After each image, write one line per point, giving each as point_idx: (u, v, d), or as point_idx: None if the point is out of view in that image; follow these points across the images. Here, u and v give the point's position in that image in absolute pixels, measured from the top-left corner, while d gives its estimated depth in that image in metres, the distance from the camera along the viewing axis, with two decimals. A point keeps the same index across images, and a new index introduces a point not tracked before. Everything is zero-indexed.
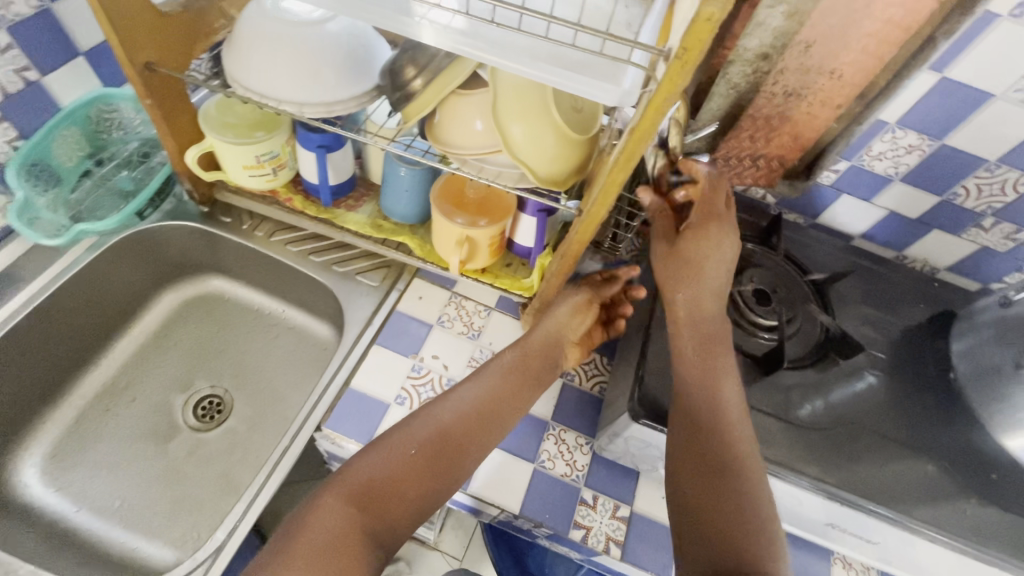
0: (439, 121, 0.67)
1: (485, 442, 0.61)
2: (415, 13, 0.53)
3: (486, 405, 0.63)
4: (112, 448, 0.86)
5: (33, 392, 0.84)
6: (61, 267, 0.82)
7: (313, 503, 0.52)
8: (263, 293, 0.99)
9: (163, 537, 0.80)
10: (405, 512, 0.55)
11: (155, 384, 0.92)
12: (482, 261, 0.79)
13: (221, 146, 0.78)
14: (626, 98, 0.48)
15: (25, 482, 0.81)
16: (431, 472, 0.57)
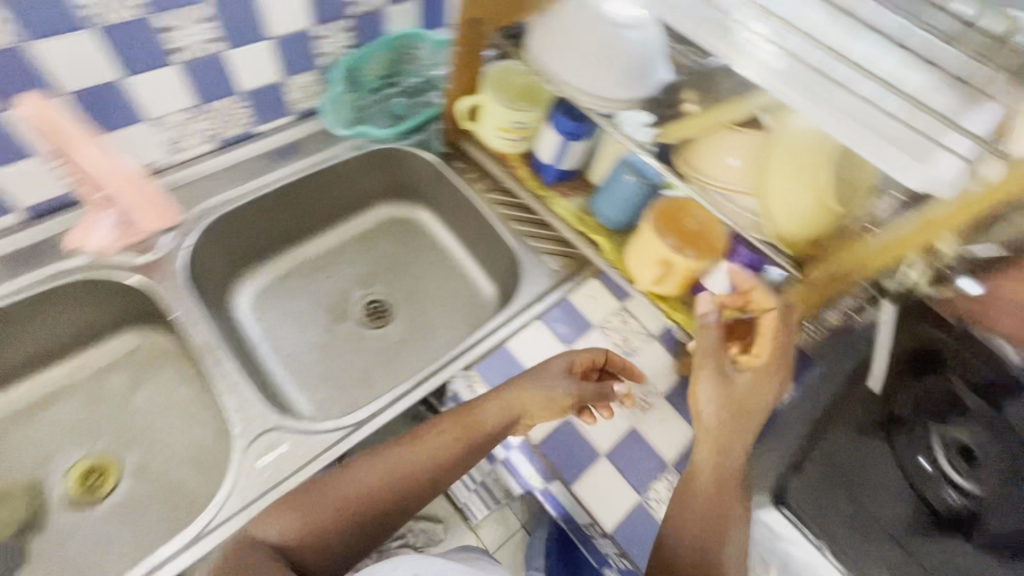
0: (698, 144, 0.69)
1: (449, 472, 0.71)
2: (743, 42, 0.56)
3: (457, 443, 0.70)
4: (300, 305, 1.02)
5: (272, 239, 1.03)
6: (331, 154, 1.01)
7: (315, 483, 0.69)
8: (454, 239, 1.10)
9: (307, 393, 0.93)
10: (382, 511, 0.68)
11: (343, 276, 1.07)
12: (669, 287, 0.81)
13: (490, 103, 0.89)
14: (931, 185, 0.48)
15: (240, 300, 1.01)
16: (398, 486, 0.69)
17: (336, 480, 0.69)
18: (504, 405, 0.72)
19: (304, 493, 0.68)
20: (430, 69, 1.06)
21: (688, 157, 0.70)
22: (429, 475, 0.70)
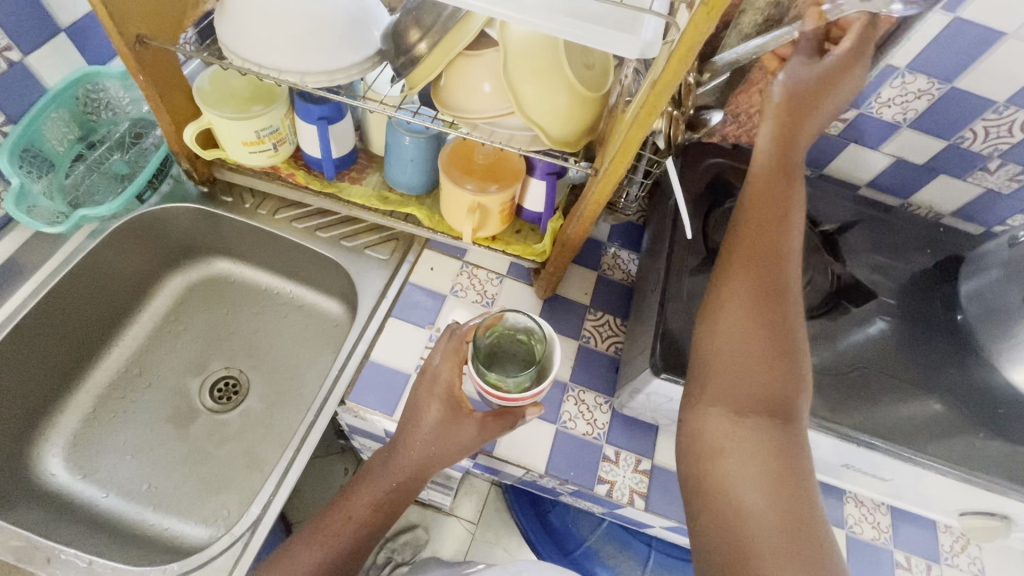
0: (445, 84, 0.65)
1: None
2: None
3: (393, 496, 0.63)
4: (129, 436, 0.85)
5: (60, 361, 0.83)
6: (62, 257, 0.80)
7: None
8: (267, 272, 0.98)
9: (194, 515, 0.80)
10: (759, 431, 0.48)
11: (168, 368, 0.92)
12: (266, 163, 0.82)
13: (220, 122, 0.75)
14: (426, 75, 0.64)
15: (52, 471, 0.80)
16: (791, 443, 0.48)
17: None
18: (427, 447, 0.63)
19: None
20: (136, 108, 0.87)
21: (443, 104, 0.66)
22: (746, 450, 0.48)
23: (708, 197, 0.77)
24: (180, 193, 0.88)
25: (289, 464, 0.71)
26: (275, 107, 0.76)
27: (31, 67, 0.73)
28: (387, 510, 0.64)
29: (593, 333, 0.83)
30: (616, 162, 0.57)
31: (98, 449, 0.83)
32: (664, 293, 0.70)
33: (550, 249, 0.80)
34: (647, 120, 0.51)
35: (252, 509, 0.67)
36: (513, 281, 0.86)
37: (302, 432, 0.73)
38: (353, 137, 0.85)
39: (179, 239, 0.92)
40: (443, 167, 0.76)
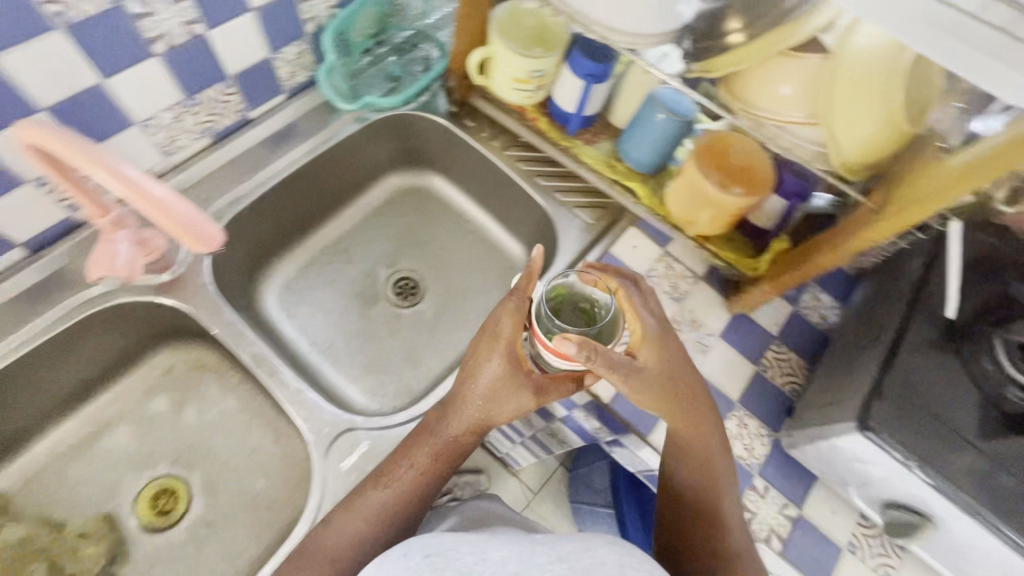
0: (746, 76, 0.64)
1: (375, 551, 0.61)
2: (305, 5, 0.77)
3: (449, 446, 0.65)
4: (326, 298, 0.97)
5: (296, 219, 0.95)
6: (331, 133, 0.90)
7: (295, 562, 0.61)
8: (470, 199, 1.05)
9: (359, 385, 0.91)
10: None
11: (367, 254, 1.02)
12: (520, 101, 0.87)
13: (503, 54, 0.80)
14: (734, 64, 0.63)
15: (265, 305, 0.93)
16: None
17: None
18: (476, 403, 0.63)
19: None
20: (421, 20, 0.95)
21: (733, 94, 0.66)
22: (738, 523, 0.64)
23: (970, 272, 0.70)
24: (432, 106, 0.95)
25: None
26: (554, 54, 0.80)
27: None
28: (439, 460, 0.65)
29: (772, 364, 0.81)
30: (917, 206, 0.54)
31: (302, 300, 0.95)
32: (889, 351, 0.66)
33: (763, 268, 0.79)
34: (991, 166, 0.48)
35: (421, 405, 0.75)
36: (708, 286, 0.84)
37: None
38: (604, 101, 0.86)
39: (412, 145, 1.01)
40: (690, 155, 0.75)
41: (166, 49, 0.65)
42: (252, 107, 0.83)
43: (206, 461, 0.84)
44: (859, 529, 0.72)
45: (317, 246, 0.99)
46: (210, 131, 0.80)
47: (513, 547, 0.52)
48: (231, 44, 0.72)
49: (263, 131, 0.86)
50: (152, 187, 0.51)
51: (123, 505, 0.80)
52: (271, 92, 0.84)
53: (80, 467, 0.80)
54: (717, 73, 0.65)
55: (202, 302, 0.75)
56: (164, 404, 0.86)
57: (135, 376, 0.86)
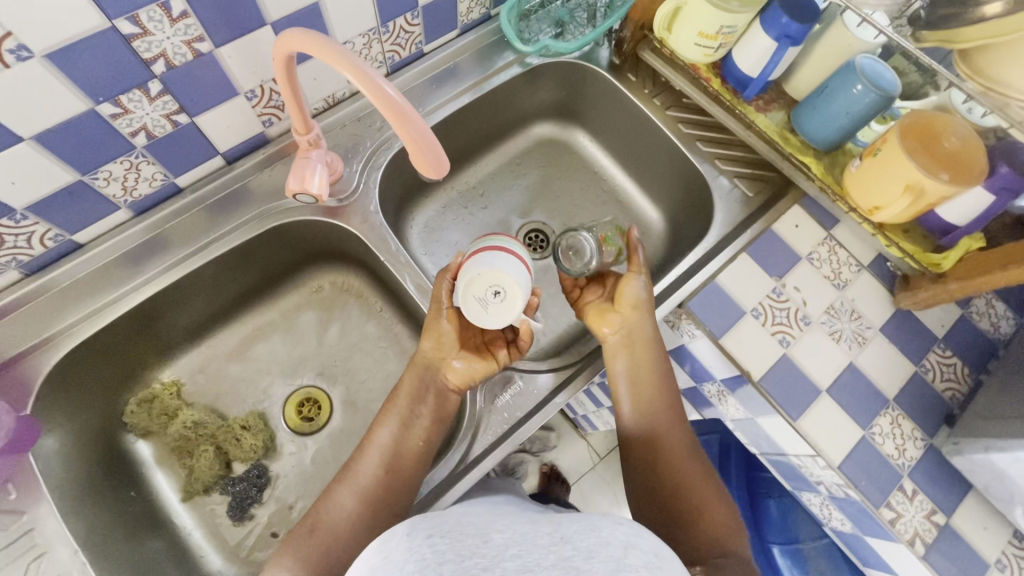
0: (996, 48, 0.57)
1: (360, 496, 0.66)
2: None
3: (420, 412, 0.73)
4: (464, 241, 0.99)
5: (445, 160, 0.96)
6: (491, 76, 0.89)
7: (300, 541, 0.64)
8: (611, 158, 1.03)
9: None
10: None
11: (503, 201, 1.03)
12: (698, 58, 0.82)
13: (696, 5, 0.75)
14: (987, 31, 0.57)
15: (409, 240, 0.96)
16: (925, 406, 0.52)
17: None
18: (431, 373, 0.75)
19: (307, 554, 0.62)
20: None
21: (975, 69, 0.59)
22: (693, 479, 0.70)
23: None
24: (595, 57, 0.92)
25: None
26: (751, 10, 0.75)
27: None
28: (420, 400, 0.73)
29: (934, 367, 0.76)
30: None
31: (440, 239, 0.98)
32: None
33: (947, 265, 0.73)
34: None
35: (549, 364, 0.80)
36: (872, 276, 0.80)
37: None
38: (789, 66, 0.81)
39: (563, 95, 0.99)
40: (890, 132, 0.70)
41: None
42: (428, 41, 0.83)
43: (345, 377, 0.89)
44: (1010, 548, 0.69)
45: (458, 189, 1.01)
46: (389, 61, 0.80)
47: (517, 531, 0.46)
48: None
49: (431, 67, 0.87)
50: (387, 90, 0.50)
51: (274, 408, 0.87)
52: (448, 27, 0.83)
53: (240, 365, 0.88)
54: (961, 43, 0.59)
55: (370, 228, 0.78)
56: (311, 320, 0.92)
57: (289, 291, 0.91)
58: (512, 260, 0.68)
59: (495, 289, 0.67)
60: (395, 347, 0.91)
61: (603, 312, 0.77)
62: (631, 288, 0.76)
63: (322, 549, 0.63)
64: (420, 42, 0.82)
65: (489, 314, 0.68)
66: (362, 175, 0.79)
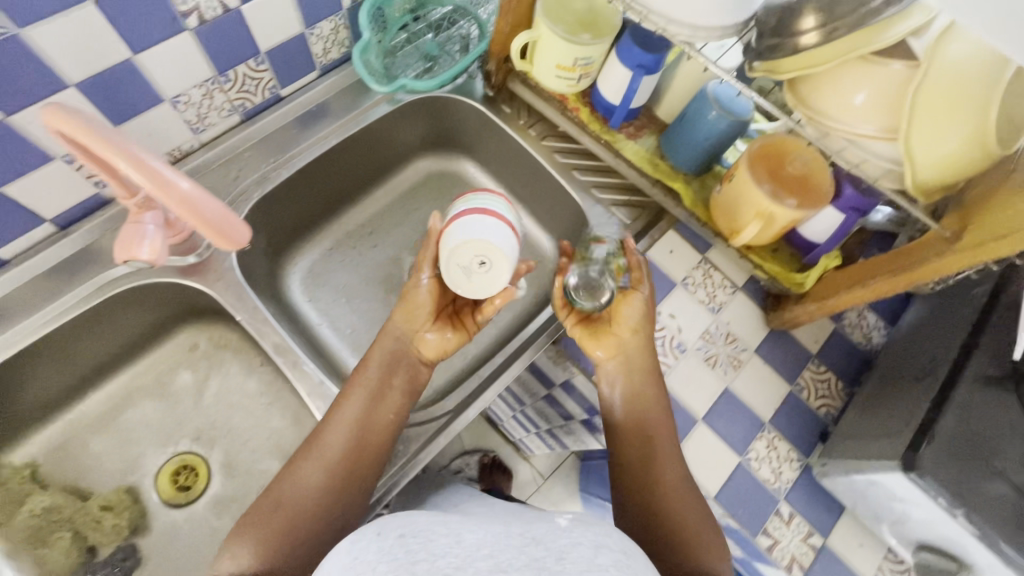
0: (814, 78, 0.57)
1: (323, 482, 0.62)
2: None
3: (385, 402, 0.68)
4: (352, 283, 0.95)
5: (325, 201, 0.93)
6: (359, 116, 0.86)
7: (255, 525, 0.59)
8: (502, 188, 1.02)
9: None
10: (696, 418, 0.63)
11: (394, 238, 1.00)
12: (562, 89, 0.82)
13: (548, 39, 0.75)
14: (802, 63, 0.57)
15: (291, 286, 0.92)
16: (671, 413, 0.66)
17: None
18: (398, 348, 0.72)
19: (260, 537, 0.58)
20: None
21: (799, 98, 0.59)
22: (673, 476, 0.65)
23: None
24: (468, 89, 0.91)
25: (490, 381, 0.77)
26: (602, 42, 0.74)
27: None
28: (385, 381, 0.70)
29: (809, 385, 0.77)
30: (1003, 238, 0.48)
31: (325, 283, 0.94)
32: (943, 387, 0.61)
33: (810, 284, 0.74)
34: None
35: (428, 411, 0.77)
36: (745, 297, 0.80)
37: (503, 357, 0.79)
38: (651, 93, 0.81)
39: (444, 128, 0.97)
40: (741, 160, 0.69)
41: (199, 23, 0.62)
42: (285, 85, 0.80)
43: (225, 439, 0.85)
44: (886, 564, 0.69)
45: (344, 229, 0.98)
46: (240, 108, 0.77)
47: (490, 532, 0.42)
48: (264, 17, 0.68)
49: (294, 109, 0.84)
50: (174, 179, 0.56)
51: (146, 478, 0.82)
52: (304, 69, 0.80)
53: (106, 436, 0.82)
54: (782, 74, 0.59)
55: (227, 284, 0.74)
56: (187, 379, 0.87)
57: (160, 351, 0.86)
58: (499, 229, 0.66)
59: (480, 260, 0.65)
60: (279, 401, 0.87)
61: (599, 334, 0.73)
62: (628, 313, 0.71)
63: (279, 527, 0.59)
64: (275, 87, 0.79)
65: (476, 286, 0.66)
66: None
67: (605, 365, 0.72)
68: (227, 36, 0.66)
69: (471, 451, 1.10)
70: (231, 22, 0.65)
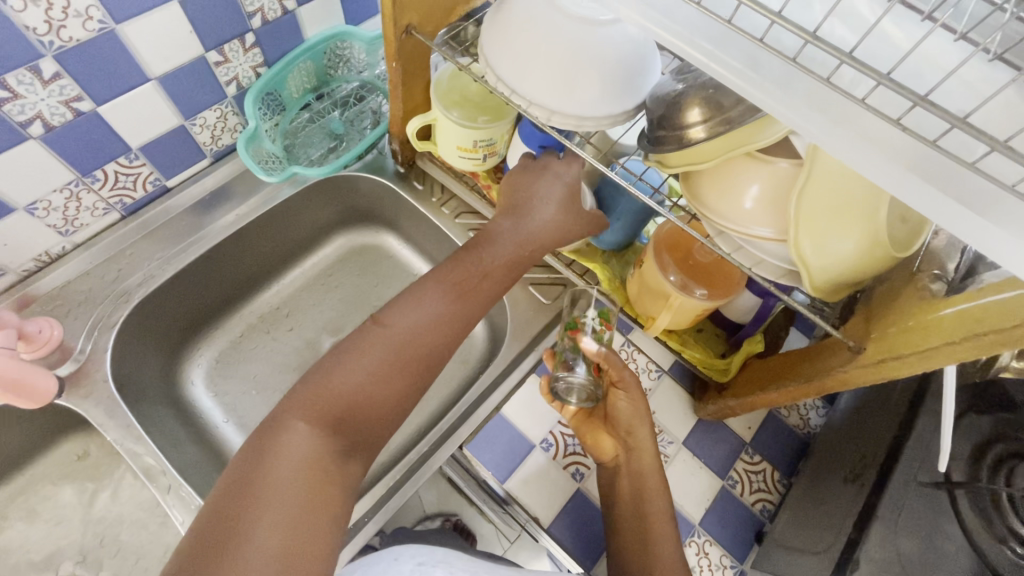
0: (703, 174, 0.54)
1: (402, 362, 0.58)
2: (223, 71, 0.69)
3: (469, 284, 0.64)
4: (262, 371, 0.88)
5: (231, 287, 0.87)
6: (259, 201, 0.81)
7: (316, 390, 0.55)
8: (424, 259, 0.96)
9: None
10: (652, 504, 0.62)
11: (311, 318, 0.93)
12: (468, 169, 0.77)
13: (443, 122, 0.71)
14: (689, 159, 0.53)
15: (192, 380, 0.85)
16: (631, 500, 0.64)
17: (267, 443, 0.51)
18: (512, 230, 0.66)
19: (320, 404, 0.54)
20: (367, 71, 0.87)
21: (691, 192, 0.55)
22: (659, 538, 0.60)
23: (968, 398, 0.61)
24: (379, 166, 0.87)
25: (382, 503, 0.68)
26: (499, 124, 0.70)
27: (298, 21, 0.73)
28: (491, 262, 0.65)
29: (743, 479, 0.71)
30: (898, 357, 0.44)
31: (232, 374, 0.87)
32: (870, 498, 0.56)
33: (734, 371, 0.69)
34: (973, 319, 0.39)
35: None
36: (672, 382, 0.75)
37: (399, 473, 0.69)
38: None
39: (360, 202, 0.93)
40: (649, 245, 0.66)
41: (45, 129, 0.58)
42: (170, 173, 0.75)
43: (113, 561, 0.77)
44: None
45: (255, 311, 0.91)
46: (119, 205, 0.73)
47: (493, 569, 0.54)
48: (132, 115, 0.64)
49: (186, 200, 0.79)
50: None
51: None
52: (191, 158, 0.76)
53: None
54: (671, 168, 0.55)
55: (97, 399, 0.68)
56: (72, 492, 0.79)
57: (39, 464, 0.78)
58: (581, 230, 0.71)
59: None
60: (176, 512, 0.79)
61: (594, 430, 0.69)
62: (622, 407, 0.66)
63: (340, 400, 0.55)
64: (157, 176, 0.74)
65: None
66: (93, 335, 0.70)
67: (606, 462, 0.68)
68: (85, 139, 0.62)
69: (421, 512, 0.77)
70: (85, 125, 0.60)
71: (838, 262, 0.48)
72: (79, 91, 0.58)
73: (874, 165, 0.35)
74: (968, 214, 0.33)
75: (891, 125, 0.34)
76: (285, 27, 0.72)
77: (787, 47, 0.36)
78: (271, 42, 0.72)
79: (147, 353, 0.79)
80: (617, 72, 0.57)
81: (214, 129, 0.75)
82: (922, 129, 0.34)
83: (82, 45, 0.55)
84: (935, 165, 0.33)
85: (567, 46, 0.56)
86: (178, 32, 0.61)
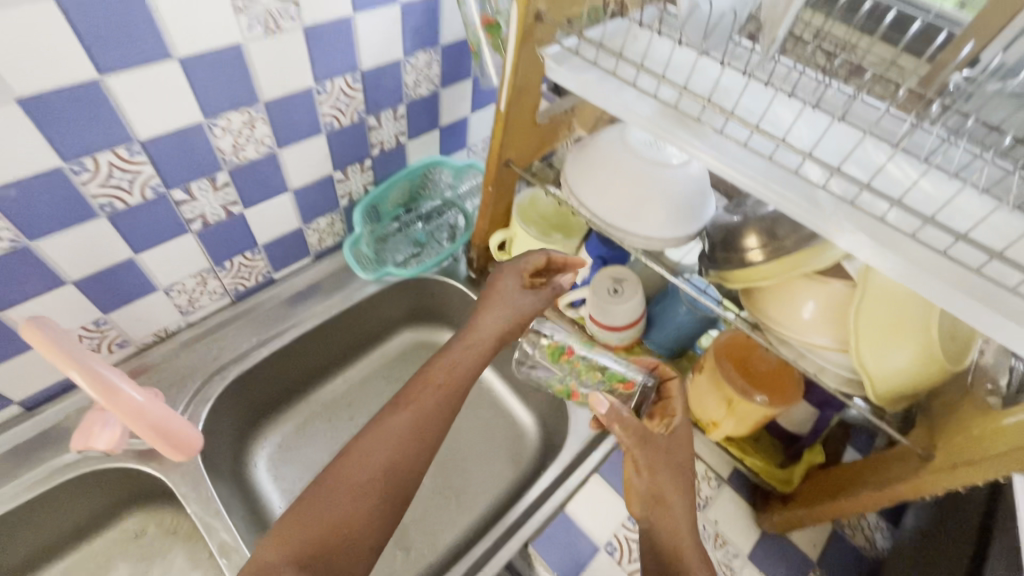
0: (764, 289, 0.61)
1: (381, 470, 0.56)
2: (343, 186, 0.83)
3: (445, 395, 0.62)
4: (322, 457, 0.90)
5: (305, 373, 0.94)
6: (347, 296, 0.91)
7: (289, 523, 0.52)
8: None
9: None
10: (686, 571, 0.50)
11: (372, 408, 0.97)
12: None
13: (523, 236, 0.81)
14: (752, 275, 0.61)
15: (256, 462, 0.88)
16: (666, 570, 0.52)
17: None
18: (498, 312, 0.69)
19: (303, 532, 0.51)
20: (450, 192, 1.00)
21: (753, 305, 0.63)
22: None
23: None
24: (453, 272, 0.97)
25: None
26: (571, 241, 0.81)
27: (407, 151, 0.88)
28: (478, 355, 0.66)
29: None
30: (971, 464, 0.47)
31: (293, 459, 0.89)
32: None
33: (796, 483, 0.70)
34: None
35: None
36: (731, 492, 0.76)
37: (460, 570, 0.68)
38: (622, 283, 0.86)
39: (430, 302, 1.02)
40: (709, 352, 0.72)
41: (203, 226, 0.70)
42: (278, 267, 0.86)
43: None
44: None
45: (320, 398, 0.96)
46: (232, 291, 0.82)
47: None
48: (267, 218, 0.76)
49: (284, 291, 0.89)
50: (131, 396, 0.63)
51: None
52: (298, 255, 0.87)
53: None
54: (735, 283, 0.63)
55: (183, 469, 0.71)
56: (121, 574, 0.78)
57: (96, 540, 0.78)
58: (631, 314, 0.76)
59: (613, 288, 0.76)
60: None
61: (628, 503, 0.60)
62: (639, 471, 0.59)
63: (320, 525, 0.52)
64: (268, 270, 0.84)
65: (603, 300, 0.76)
66: (188, 407, 0.75)
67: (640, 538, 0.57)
68: (229, 235, 0.73)
69: None
70: (233, 224, 0.72)
71: (898, 372, 0.53)
72: (238, 198, 0.70)
73: (929, 286, 0.42)
74: (1017, 328, 0.39)
75: (937, 255, 0.42)
76: (396, 155, 0.87)
77: (843, 192, 0.46)
78: (383, 166, 0.87)
79: (224, 431, 0.83)
80: (683, 205, 0.68)
81: (322, 233, 0.88)
82: (965, 259, 0.42)
83: (252, 162, 0.68)
84: (983, 288, 0.40)
85: (642, 183, 0.68)
86: (321, 156, 0.75)
